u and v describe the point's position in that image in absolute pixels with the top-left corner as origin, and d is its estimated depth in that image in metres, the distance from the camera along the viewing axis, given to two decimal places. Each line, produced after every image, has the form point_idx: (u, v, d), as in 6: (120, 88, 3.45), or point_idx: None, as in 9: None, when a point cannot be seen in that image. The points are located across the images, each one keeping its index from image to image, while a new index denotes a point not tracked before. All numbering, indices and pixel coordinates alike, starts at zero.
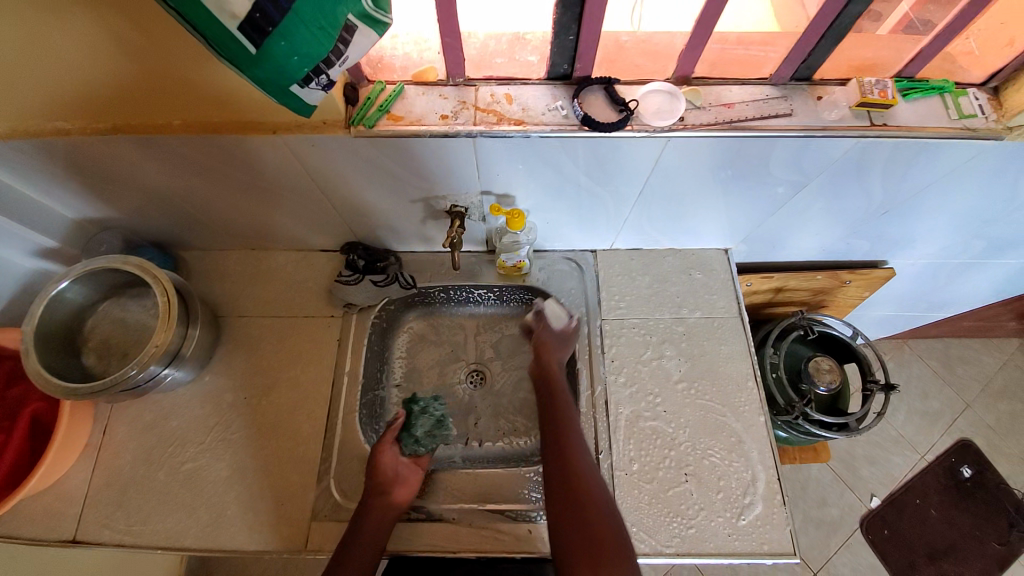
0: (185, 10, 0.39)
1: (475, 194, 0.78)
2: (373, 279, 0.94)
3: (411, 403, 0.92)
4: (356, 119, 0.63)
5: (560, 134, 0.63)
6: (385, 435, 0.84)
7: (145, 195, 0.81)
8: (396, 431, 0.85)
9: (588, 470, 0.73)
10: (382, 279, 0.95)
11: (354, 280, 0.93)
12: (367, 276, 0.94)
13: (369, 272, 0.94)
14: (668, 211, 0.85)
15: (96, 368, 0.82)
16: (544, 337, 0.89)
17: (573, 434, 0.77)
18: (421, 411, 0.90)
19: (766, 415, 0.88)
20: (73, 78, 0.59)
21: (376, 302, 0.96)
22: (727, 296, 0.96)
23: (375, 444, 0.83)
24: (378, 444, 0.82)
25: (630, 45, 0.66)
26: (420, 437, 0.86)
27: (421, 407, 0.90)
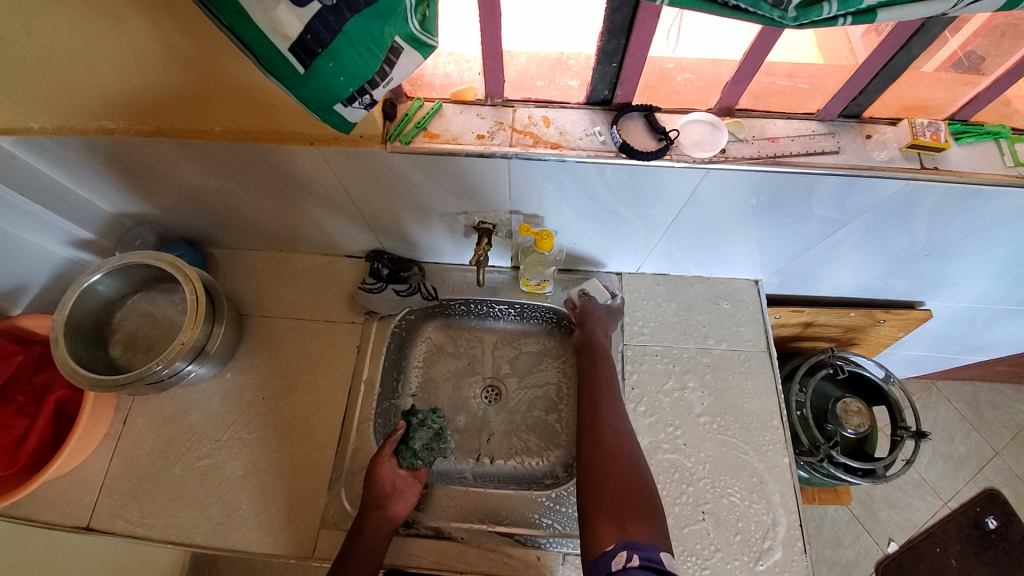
0: (241, 29, 0.40)
1: (505, 212, 0.77)
2: (396, 288, 0.93)
3: (411, 414, 0.89)
4: (393, 135, 0.63)
5: (597, 160, 0.62)
6: (383, 448, 0.83)
7: (182, 194, 0.83)
8: (392, 444, 0.83)
9: (617, 437, 0.75)
10: (406, 288, 0.93)
11: (378, 289, 0.92)
12: (390, 284, 0.93)
13: (393, 281, 0.93)
14: (700, 239, 0.83)
15: (122, 360, 0.84)
16: (590, 312, 0.91)
17: (611, 408, 0.79)
18: (421, 422, 0.87)
19: (790, 456, 0.85)
20: (123, 80, 0.61)
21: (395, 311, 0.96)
22: (755, 329, 0.94)
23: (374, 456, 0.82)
24: (376, 456, 0.82)
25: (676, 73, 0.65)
26: (417, 450, 0.84)
27: (420, 419, 0.87)
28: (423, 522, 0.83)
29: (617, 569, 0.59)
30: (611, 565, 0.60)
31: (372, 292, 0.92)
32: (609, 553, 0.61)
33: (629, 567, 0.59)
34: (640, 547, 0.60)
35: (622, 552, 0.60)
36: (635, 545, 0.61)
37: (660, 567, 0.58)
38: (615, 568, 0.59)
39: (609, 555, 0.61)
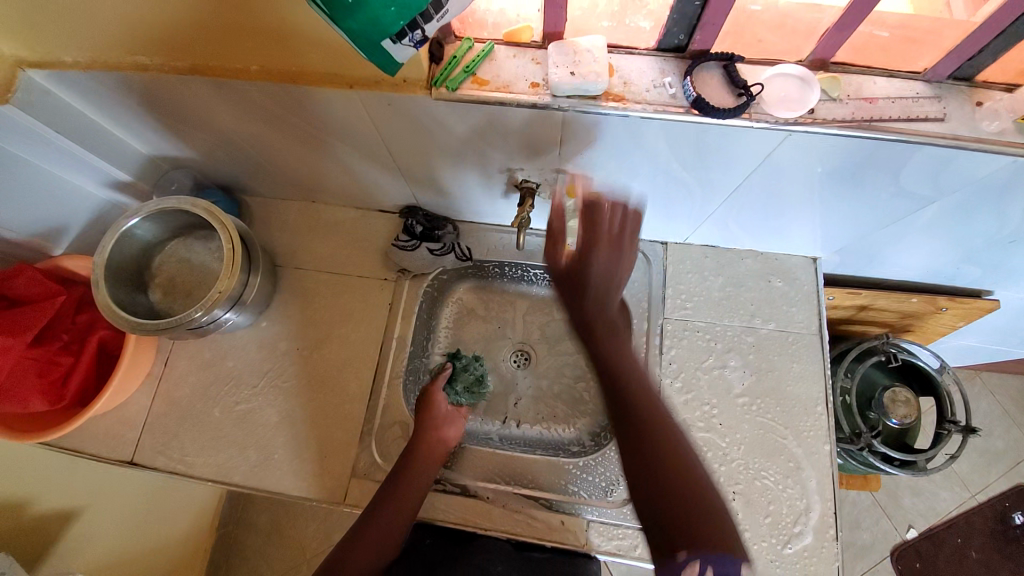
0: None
1: (551, 171, 0.72)
2: (436, 247, 0.91)
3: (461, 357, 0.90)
4: (439, 80, 0.57)
5: (663, 116, 0.55)
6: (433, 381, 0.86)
7: (216, 137, 0.80)
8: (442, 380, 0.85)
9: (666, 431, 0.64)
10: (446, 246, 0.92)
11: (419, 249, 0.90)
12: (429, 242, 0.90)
13: (431, 239, 0.91)
14: (761, 210, 0.77)
15: (162, 305, 0.84)
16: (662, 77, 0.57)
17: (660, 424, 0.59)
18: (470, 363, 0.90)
19: (832, 444, 0.82)
20: (150, 10, 0.56)
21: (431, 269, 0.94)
22: (807, 310, 0.88)
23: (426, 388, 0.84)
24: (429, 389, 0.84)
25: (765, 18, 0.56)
26: (461, 391, 0.87)
27: (464, 362, 0.90)
28: (451, 479, 0.84)
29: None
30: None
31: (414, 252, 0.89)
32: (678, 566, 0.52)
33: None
34: (715, 559, 0.50)
35: (697, 564, 0.50)
36: (713, 558, 0.50)
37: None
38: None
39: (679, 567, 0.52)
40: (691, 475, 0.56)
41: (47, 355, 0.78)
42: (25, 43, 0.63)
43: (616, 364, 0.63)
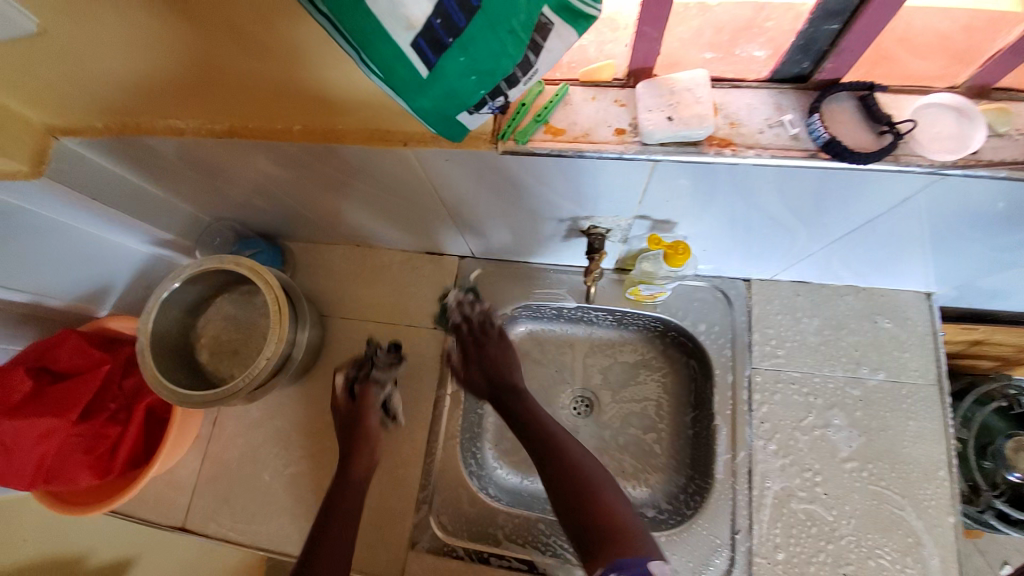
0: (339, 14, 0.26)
1: (627, 218, 0.63)
2: (376, 365, 0.83)
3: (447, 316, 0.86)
4: (506, 132, 0.49)
5: (783, 162, 0.45)
6: (370, 385, 0.80)
7: (252, 188, 0.74)
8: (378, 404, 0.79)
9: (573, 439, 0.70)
10: (379, 359, 0.83)
11: (360, 387, 0.80)
12: (368, 371, 0.81)
13: (367, 366, 0.82)
14: (873, 249, 0.65)
15: (209, 366, 0.81)
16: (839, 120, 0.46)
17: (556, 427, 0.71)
18: (463, 320, 0.83)
19: (959, 516, 0.69)
20: (183, 74, 0.50)
21: (388, 383, 0.82)
22: (923, 357, 0.76)
23: (358, 400, 0.78)
24: (362, 405, 0.78)
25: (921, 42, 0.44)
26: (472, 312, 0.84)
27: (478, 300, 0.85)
28: (515, 554, 0.75)
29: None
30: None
31: (357, 390, 0.79)
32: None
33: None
34: (628, 566, 0.56)
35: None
36: (623, 566, 0.57)
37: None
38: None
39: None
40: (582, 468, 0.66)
41: (93, 429, 0.74)
42: (57, 110, 0.59)
43: (541, 422, 0.72)
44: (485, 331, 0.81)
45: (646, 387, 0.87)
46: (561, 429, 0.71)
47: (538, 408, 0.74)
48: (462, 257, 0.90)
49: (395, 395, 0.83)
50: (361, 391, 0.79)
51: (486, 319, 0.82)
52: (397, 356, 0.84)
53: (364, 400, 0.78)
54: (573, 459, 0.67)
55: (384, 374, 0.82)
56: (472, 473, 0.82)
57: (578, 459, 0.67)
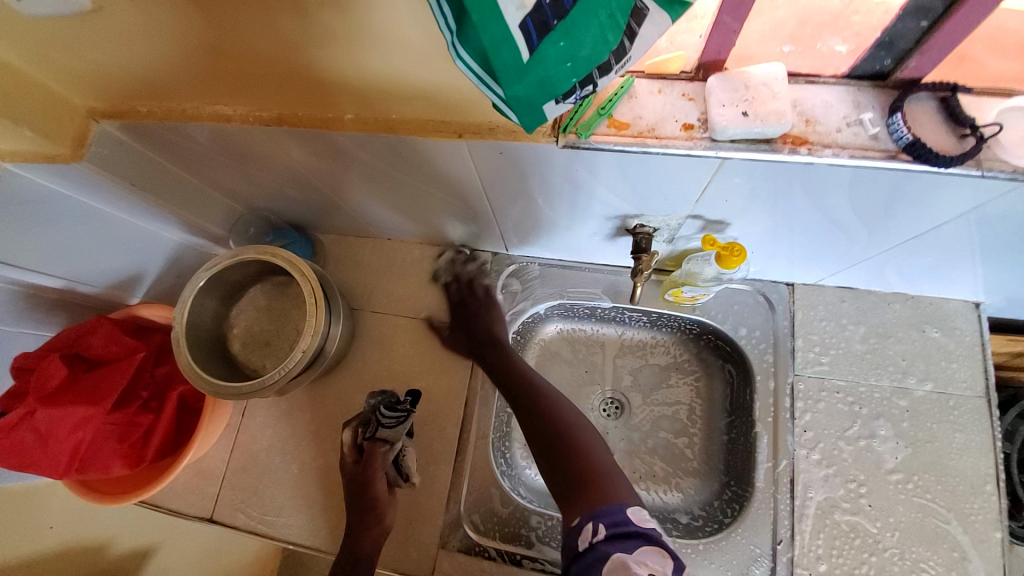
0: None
1: (679, 217, 0.61)
2: (382, 423, 0.74)
3: (439, 276, 0.88)
4: (568, 125, 0.47)
5: (860, 162, 0.43)
6: (376, 447, 0.73)
7: (287, 177, 0.73)
8: (387, 461, 0.74)
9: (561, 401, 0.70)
10: (384, 416, 0.74)
11: (368, 443, 0.74)
12: (375, 428, 0.74)
13: (373, 424, 0.75)
14: (930, 256, 0.63)
15: (240, 356, 0.80)
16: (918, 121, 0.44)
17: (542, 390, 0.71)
18: (452, 278, 0.87)
19: (1006, 531, 0.67)
20: (234, 57, 0.49)
21: (396, 442, 0.74)
22: (972, 369, 0.73)
23: (364, 461, 0.74)
24: (367, 469, 0.73)
25: (1008, 42, 0.42)
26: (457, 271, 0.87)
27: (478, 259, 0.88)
28: (549, 557, 0.74)
29: (584, 548, 0.52)
30: (578, 544, 0.53)
31: (365, 447, 0.74)
32: (577, 531, 0.55)
33: (597, 543, 0.51)
34: (604, 513, 0.54)
35: (588, 525, 0.54)
36: (599, 514, 0.54)
37: (628, 530, 0.51)
38: (582, 546, 0.53)
39: (575, 531, 0.55)
40: (561, 422, 0.66)
41: (126, 418, 0.73)
42: (101, 93, 0.58)
43: (530, 380, 0.72)
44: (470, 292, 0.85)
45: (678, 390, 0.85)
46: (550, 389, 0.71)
47: (528, 373, 0.74)
48: (495, 253, 0.89)
49: (409, 450, 0.76)
50: (368, 449, 0.74)
51: (474, 278, 0.86)
52: (404, 412, 0.75)
53: (372, 461, 0.73)
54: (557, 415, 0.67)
55: (392, 432, 0.74)
56: (502, 473, 0.81)
57: (562, 414, 0.67)
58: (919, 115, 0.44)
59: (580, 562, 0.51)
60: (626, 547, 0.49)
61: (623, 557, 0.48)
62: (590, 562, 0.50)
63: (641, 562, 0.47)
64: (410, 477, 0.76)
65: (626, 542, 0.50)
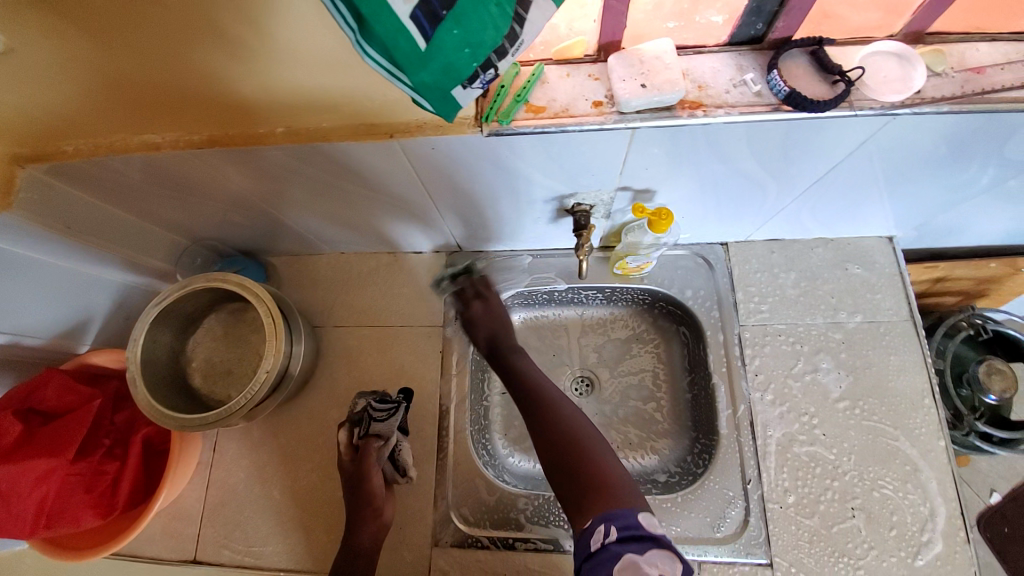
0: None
1: (610, 191, 0.65)
2: (375, 418, 0.76)
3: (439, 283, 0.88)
4: (489, 114, 0.51)
5: (750, 117, 0.49)
6: (369, 442, 0.74)
7: (229, 202, 0.74)
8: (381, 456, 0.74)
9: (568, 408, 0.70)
10: (375, 410, 0.76)
11: (362, 441, 0.75)
12: (368, 424, 0.75)
13: (367, 421, 0.76)
14: (837, 198, 0.69)
15: (203, 391, 0.79)
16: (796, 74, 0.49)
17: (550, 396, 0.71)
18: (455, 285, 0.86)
19: (948, 439, 0.74)
20: (161, 83, 0.50)
21: (390, 436, 0.75)
22: (895, 297, 0.80)
23: (360, 458, 0.74)
24: (363, 464, 0.74)
25: None
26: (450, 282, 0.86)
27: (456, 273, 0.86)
28: (540, 536, 0.76)
29: (596, 548, 0.56)
30: (590, 544, 0.57)
31: (359, 446, 0.75)
32: (588, 532, 0.58)
33: (609, 544, 0.55)
34: (616, 516, 0.57)
35: (600, 527, 0.57)
36: (610, 516, 0.57)
37: (639, 534, 0.55)
38: (594, 547, 0.56)
39: (587, 533, 0.58)
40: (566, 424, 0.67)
41: (92, 467, 0.72)
42: (22, 137, 0.58)
43: (538, 389, 0.72)
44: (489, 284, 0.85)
45: (642, 359, 0.90)
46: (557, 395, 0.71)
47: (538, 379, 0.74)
48: (450, 252, 0.92)
49: (404, 445, 0.77)
50: (363, 445, 0.75)
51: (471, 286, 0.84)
52: (395, 404, 0.77)
53: (365, 459, 0.74)
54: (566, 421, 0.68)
55: (384, 426, 0.75)
56: (485, 463, 0.83)
57: (572, 424, 0.68)
58: (794, 69, 0.49)
59: (592, 561, 0.55)
60: (639, 548, 0.54)
61: (636, 559, 0.52)
62: (603, 561, 0.54)
63: (654, 563, 0.52)
64: (408, 472, 0.77)
65: (638, 544, 0.54)
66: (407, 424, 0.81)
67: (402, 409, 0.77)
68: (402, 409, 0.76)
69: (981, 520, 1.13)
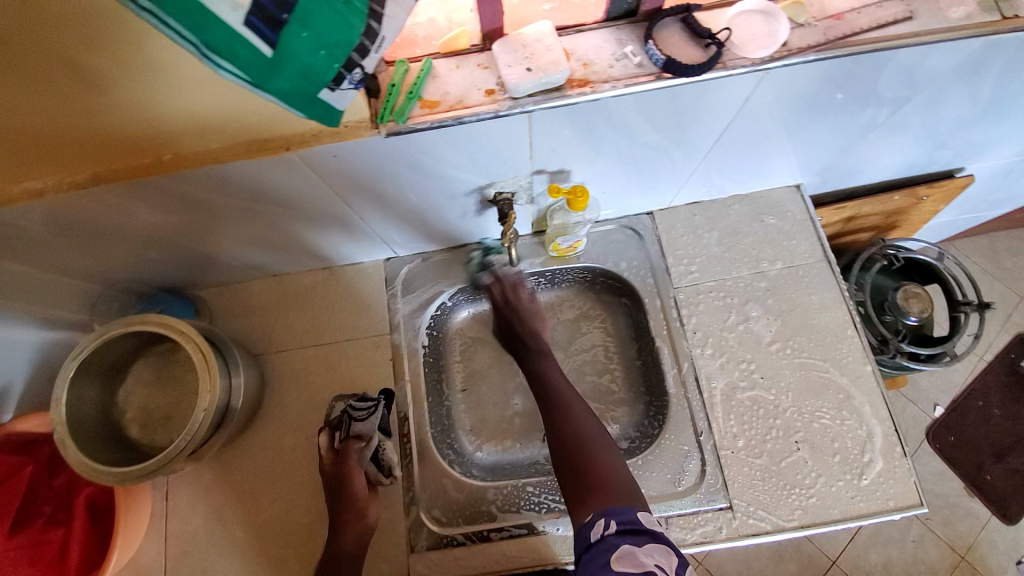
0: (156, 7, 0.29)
1: (525, 175, 0.66)
2: (354, 418, 0.74)
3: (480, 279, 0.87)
4: (384, 114, 0.50)
5: (635, 88, 0.51)
6: (351, 444, 0.73)
7: (141, 240, 0.71)
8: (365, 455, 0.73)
9: (584, 415, 0.72)
10: (355, 410, 0.75)
11: (343, 443, 0.74)
12: (348, 426, 0.74)
13: (346, 422, 0.74)
14: (741, 154, 0.73)
15: (143, 441, 0.76)
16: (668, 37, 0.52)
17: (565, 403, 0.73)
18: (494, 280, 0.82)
19: (872, 363, 0.80)
20: (30, 125, 0.47)
21: (372, 435, 0.74)
22: (808, 240, 0.85)
23: (340, 463, 0.72)
24: (345, 468, 0.72)
25: None
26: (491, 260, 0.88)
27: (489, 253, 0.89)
28: (513, 521, 0.78)
29: (596, 538, 0.60)
30: (590, 534, 0.61)
31: (340, 449, 0.73)
32: (589, 524, 0.63)
33: (608, 535, 0.60)
34: (615, 512, 0.62)
35: (600, 521, 0.62)
36: (611, 511, 0.62)
37: (637, 527, 0.60)
38: (594, 537, 0.61)
39: (588, 525, 0.62)
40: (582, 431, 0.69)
41: (34, 538, 0.71)
42: None
43: (553, 395, 0.74)
44: (516, 296, 0.81)
45: (591, 334, 0.92)
46: (574, 402, 0.73)
47: (557, 382, 0.75)
48: (386, 258, 0.91)
49: (386, 444, 0.77)
50: (343, 449, 0.73)
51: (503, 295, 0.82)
52: (374, 402, 0.76)
53: (347, 461, 0.72)
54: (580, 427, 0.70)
55: (364, 426, 0.74)
56: (450, 462, 0.84)
57: (586, 433, 0.70)
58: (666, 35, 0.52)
59: (591, 551, 0.60)
60: (635, 541, 0.59)
61: (634, 550, 0.58)
62: (601, 551, 0.59)
63: (650, 555, 0.57)
64: (391, 472, 0.78)
65: (636, 537, 0.59)
66: (387, 424, 0.80)
67: (381, 407, 0.76)
68: (382, 407, 0.76)
69: (933, 434, 1.49)
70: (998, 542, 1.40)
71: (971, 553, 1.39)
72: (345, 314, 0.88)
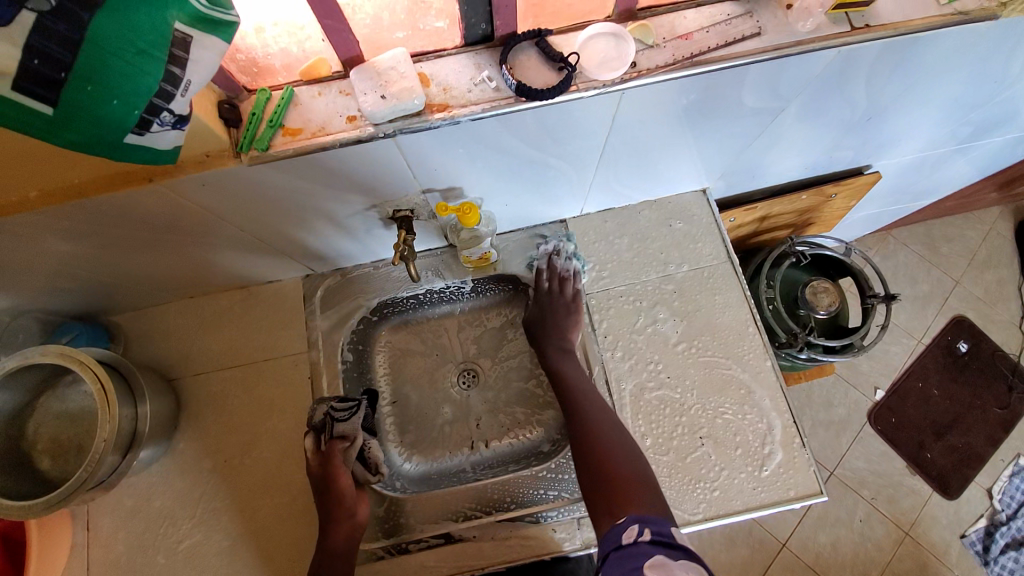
0: None
1: (417, 194, 0.68)
2: (336, 419, 0.78)
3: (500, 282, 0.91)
4: (245, 143, 0.52)
5: (495, 111, 0.53)
6: (335, 444, 0.76)
7: (38, 274, 0.70)
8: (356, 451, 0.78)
9: (612, 427, 0.76)
10: (337, 411, 0.78)
11: (326, 445, 0.77)
12: (332, 427, 0.77)
13: (329, 424, 0.78)
14: (634, 163, 0.75)
15: (54, 472, 0.75)
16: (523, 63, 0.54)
17: (592, 413, 0.78)
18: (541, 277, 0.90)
19: (772, 358, 0.83)
20: None
21: (356, 435, 0.78)
22: (713, 241, 0.89)
23: (325, 464, 0.75)
24: (330, 468, 0.75)
25: None
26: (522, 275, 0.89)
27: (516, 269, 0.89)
28: (428, 532, 0.79)
29: (627, 541, 0.64)
30: (622, 538, 0.64)
31: (325, 450, 0.77)
32: (620, 528, 0.66)
33: (641, 541, 0.63)
34: (651, 522, 0.65)
35: (634, 526, 0.65)
36: (646, 520, 0.65)
37: (671, 541, 0.62)
38: (625, 541, 0.64)
39: (621, 528, 0.66)
40: (607, 442, 0.74)
41: None
42: None
43: (578, 402, 0.79)
44: (559, 289, 0.88)
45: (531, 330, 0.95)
46: (596, 408, 0.78)
47: (575, 385, 0.81)
48: (304, 275, 0.91)
49: (371, 444, 0.82)
50: (328, 450, 0.76)
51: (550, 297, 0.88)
52: (355, 402, 0.80)
53: (333, 461, 0.75)
54: (591, 436, 0.75)
55: (348, 425, 0.78)
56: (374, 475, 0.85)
57: (608, 446, 0.73)
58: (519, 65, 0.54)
59: (622, 551, 0.63)
60: (669, 554, 0.61)
61: (665, 560, 0.60)
62: (632, 555, 0.62)
63: (682, 569, 0.58)
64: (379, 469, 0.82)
65: (669, 550, 0.61)
66: (368, 424, 0.84)
67: (362, 407, 0.80)
68: (362, 407, 0.80)
69: (876, 417, 1.53)
70: (941, 517, 1.47)
71: (914, 529, 1.46)
72: (265, 334, 0.88)
